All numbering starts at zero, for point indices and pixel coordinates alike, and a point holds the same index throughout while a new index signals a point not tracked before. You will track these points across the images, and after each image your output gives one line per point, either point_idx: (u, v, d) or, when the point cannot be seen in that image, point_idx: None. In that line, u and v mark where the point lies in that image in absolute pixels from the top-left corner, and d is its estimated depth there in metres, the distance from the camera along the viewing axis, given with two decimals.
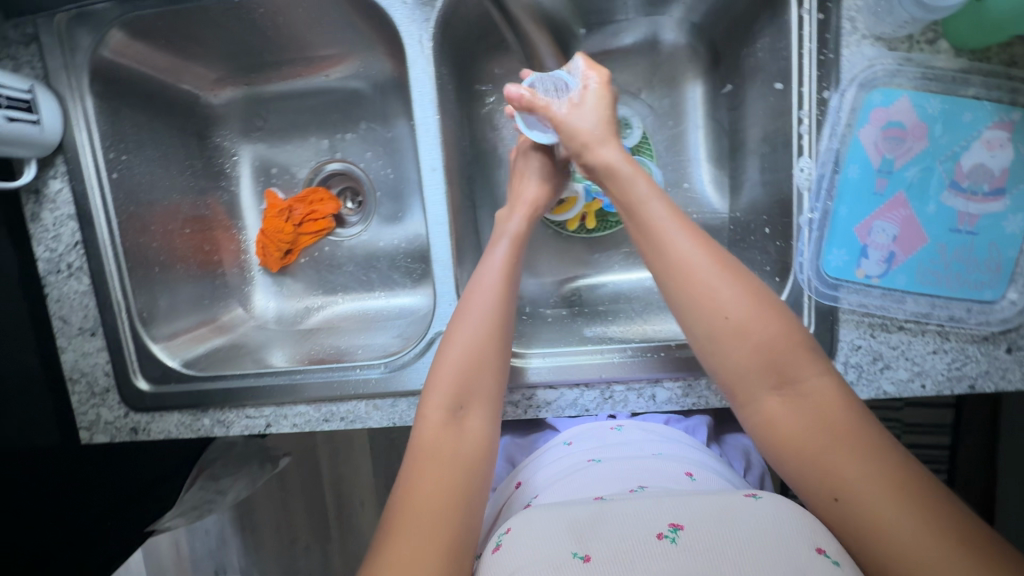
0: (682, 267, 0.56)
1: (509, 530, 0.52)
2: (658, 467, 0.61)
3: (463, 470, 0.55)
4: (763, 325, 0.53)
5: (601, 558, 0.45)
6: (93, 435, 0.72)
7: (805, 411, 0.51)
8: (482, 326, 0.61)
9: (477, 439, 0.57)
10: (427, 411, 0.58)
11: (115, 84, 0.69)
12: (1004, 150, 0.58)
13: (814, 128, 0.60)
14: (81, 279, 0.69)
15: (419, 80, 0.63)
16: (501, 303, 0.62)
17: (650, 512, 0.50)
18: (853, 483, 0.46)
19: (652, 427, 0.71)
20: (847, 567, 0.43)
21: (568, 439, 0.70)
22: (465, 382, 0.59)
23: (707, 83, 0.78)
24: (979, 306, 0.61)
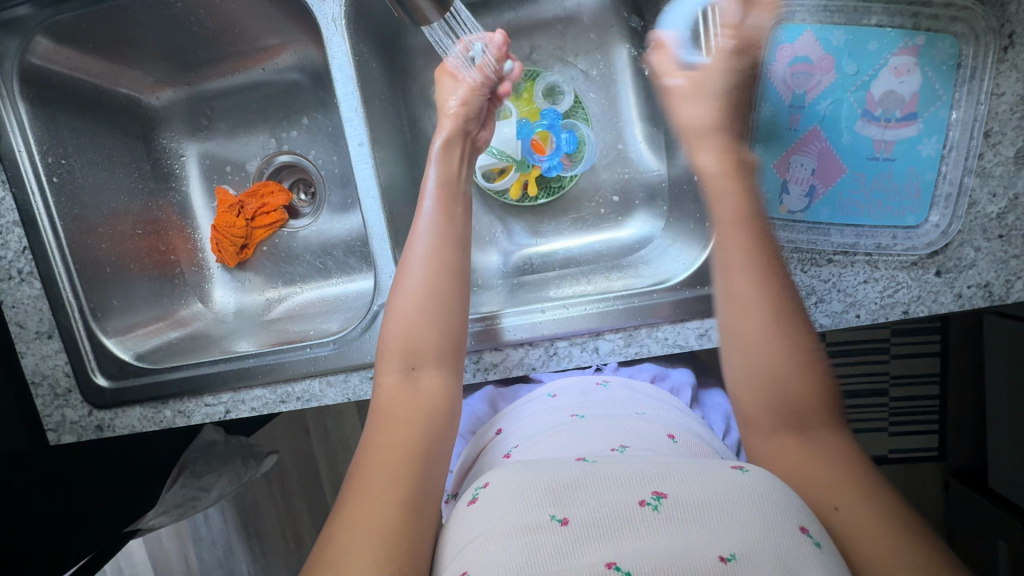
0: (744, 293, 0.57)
1: (486, 485, 0.52)
2: (642, 429, 0.62)
3: (422, 423, 0.56)
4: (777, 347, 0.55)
5: (580, 522, 0.45)
6: (61, 435, 0.74)
7: (807, 444, 0.53)
8: (421, 295, 0.61)
9: (433, 400, 0.58)
10: (382, 376, 0.60)
11: (49, 91, 0.71)
12: (912, 76, 0.59)
13: (724, 70, 0.62)
14: (32, 284, 0.71)
15: (338, 58, 0.64)
16: (440, 273, 0.61)
17: (632, 474, 0.49)
18: (848, 503, 0.48)
19: (639, 385, 0.72)
20: (827, 549, 0.44)
21: (552, 391, 0.70)
22: (412, 346, 0.60)
23: (634, 43, 0.79)
24: (904, 232, 0.62)
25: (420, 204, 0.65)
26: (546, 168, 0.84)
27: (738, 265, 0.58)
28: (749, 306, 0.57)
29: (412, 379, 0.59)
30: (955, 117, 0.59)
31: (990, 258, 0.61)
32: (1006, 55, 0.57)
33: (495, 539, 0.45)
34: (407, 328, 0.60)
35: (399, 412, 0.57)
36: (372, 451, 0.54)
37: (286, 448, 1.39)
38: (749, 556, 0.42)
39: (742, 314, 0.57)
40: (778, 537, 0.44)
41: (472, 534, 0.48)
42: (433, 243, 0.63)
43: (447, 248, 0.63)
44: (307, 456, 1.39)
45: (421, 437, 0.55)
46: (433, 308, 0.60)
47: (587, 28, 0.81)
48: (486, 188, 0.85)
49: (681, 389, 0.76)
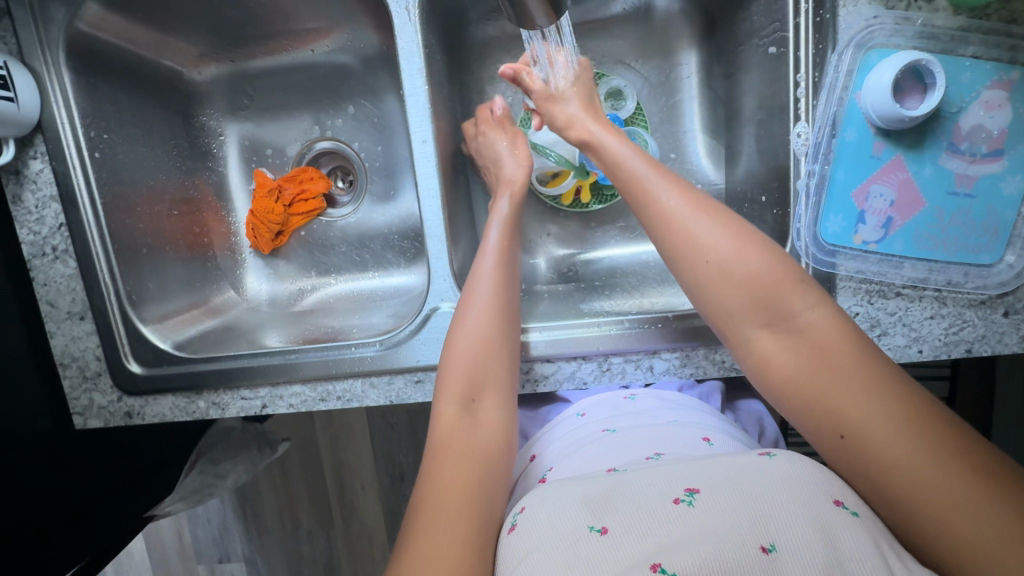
0: (689, 230, 0.54)
1: (523, 509, 0.51)
2: (674, 435, 0.60)
3: (484, 453, 0.55)
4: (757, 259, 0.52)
5: (618, 529, 0.45)
6: (87, 419, 0.72)
7: (800, 341, 0.50)
8: (485, 327, 0.60)
9: (490, 437, 0.56)
10: (439, 407, 0.58)
11: (94, 60, 0.68)
12: (1003, 111, 0.57)
13: (811, 90, 0.60)
14: (67, 262, 0.68)
15: (408, 50, 0.62)
16: (503, 312, 0.61)
17: (663, 475, 0.48)
18: (857, 420, 0.45)
19: (668, 395, 0.70)
20: (866, 517, 0.43)
21: (580, 410, 0.69)
22: (476, 374, 0.59)
23: (702, 51, 0.77)
24: (977, 270, 0.60)
25: (486, 238, 0.66)
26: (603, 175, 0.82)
27: (658, 190, 0.57)
28: (720, 226, 0.54)
29: (472, 412, 0.57)
30: None
31: None
32: None
33: (539, 557, 0.44)
34: (472, 360, 0.59)
35: (457, 447, 0.55)
36: (433, 483, 0.52)
37: (294, 434, 1.37)
38: (788, 539, 0.41)
39: (697, 252, 0.54)
40: (818, 518, 0.42)
41: (518, 560, 0.46)
42: (496, 280, 0.62)
43: (510, 287, 0.63)
44: (314, 443, 1.37)
45: (479, 475, 0.53)
46: (498, 344, 0.60)
47: (653, 32, 0.78)
48: (538, 191, 0.83)
49: (712, 395, 0.75)
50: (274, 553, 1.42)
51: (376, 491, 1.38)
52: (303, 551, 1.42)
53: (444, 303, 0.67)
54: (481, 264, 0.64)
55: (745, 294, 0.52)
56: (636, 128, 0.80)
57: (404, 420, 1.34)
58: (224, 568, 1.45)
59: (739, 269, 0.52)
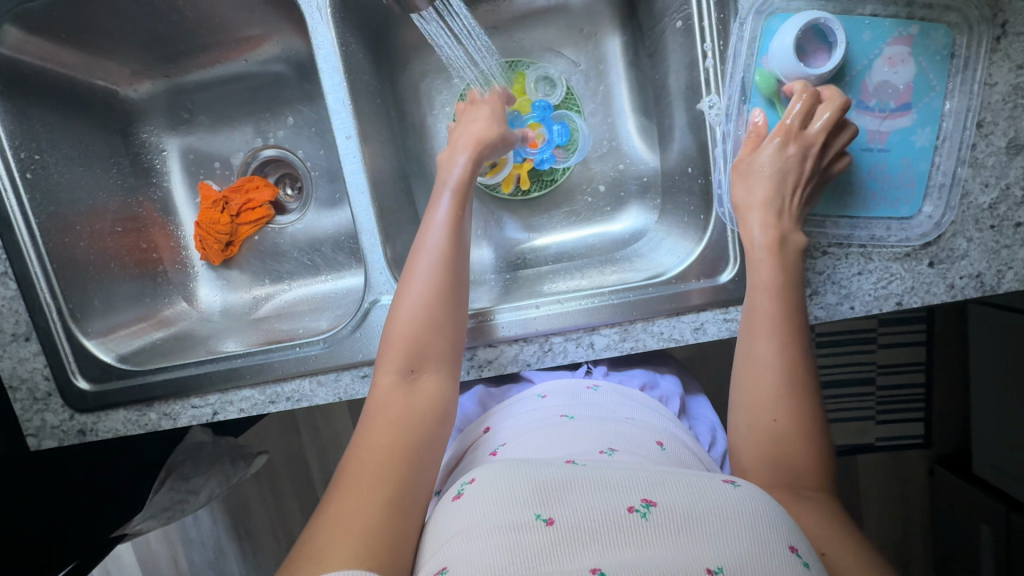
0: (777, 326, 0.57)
1: (471, 482, 0.52)
2: (631, 434, 0.62)
3: (416, 424, 0.56)
4: (781, 410, 0.55)
5: (563, 526, 0.45)
6: (42, 440, 0.73)
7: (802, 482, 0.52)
8: (428, 298, 0.61)
9: (423, 404, 0.58)
10: (379, 376, 0.59)
11: (20, 83, 0.68)
12: (906, 65, 0.59)
13: (719, 60, 0.61)
14: (7, 284, 0.68)
15: (324, 48, 0.63)
16: (448, 282, 0.62)
17: (622, 481, 0.49)
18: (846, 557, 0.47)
19: (628, 391, 0.71)
20: (814, 569, 0.44)
21: (541, 392, 0.70)
22: (419, 348, 0.60)
23: (626, 32, 0.78)
24: (898, 223, 0.62)
25: (433, 210, 0.65)
26: (539, 162, 0.82)
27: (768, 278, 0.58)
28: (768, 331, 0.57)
29: (410, 381, 0.59)
30: (949, 106, 0.59)
31: (983, 248, 0.61)
32: (999, 46, 0.57)
33: (476, 534, 0.45)
34: (415, 331, 0.60)
35: (389, 412, 0.57)
36: (361, 446, 0.54)
37: (276, 448, 1.37)
38: (735, 568, 0.42)
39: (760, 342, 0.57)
40: (767, 553, 0.43)
41: (456, 529, 0.47)
42: (442, 251, 0.63)
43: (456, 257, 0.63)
44: (295, 455, 1.37)
45: (410, 440, 0.55)
46: (435, 315, 0.61)
47: (579, 17, 0.80)
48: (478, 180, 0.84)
49: (670, 399, 0.74)
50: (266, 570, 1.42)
51: None
52: None
53: (383, 296, 0.67)
54: (426, 236, 0.64)
55: (768, 428, 0.55)
56: (568, 112, 0.82)
57: None
58: None
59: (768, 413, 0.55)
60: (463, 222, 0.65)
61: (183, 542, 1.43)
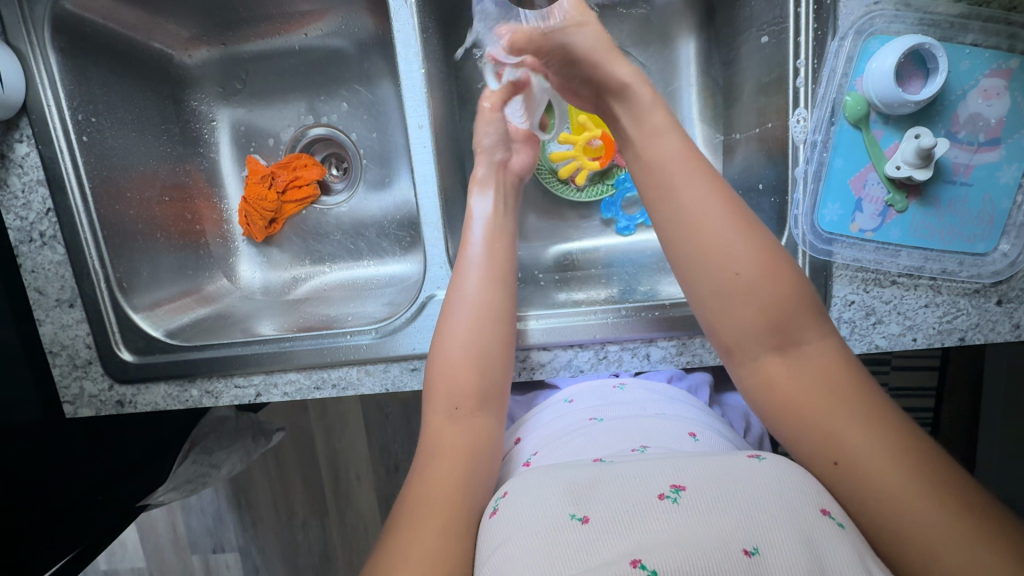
0: (721, 240, 0.53)
1: (506, 494, 0.51)
2: (662, 429, 0.60)
3: (473, 453, 0.56)
4: (769, 303, 0.52)
5: (600, 521, 0.44)
6: (77, 409, 0.71)
7: (810, 373, 0.50)
8: (467, 343, 0.60)
9: (478, 435, 0.57)
10: (430, 417, 0.59)
11: (81, 40, 0.66)
12: (1001, 100, 0.57)
13: (810, 79, 0.60)
14: (55, 248, 0.67)
15: (404, 32, 0.61)
16: (485, 315, 0.61)
17: (648, 471, 0.48)
18: (859, 453, 0.46)
19: (655, 385, 0.70)
20: (851, 530, 0.43)
21: (569, 397, 0.69)
22: (461, 385, 0.59)
23: (701, 38, 0.76)
24: (972, 259, 0.61)
25: (464, 252, 0.64)
26: (619, 226, 0.82)
27: (686, 186, 0.54)
28: (727, 236, 0.53)
29: (457, 418, 0.58)
30: None
31: None
32: None
33: (518, 542, 0.45)
34: (454, 371, 0.59)
35: (445, 447, 0.56)
36: (422, 481, 0.54)
37: (288, 424, 1.36)
38: (771, 545, 0.41)
39: (716, 249, 0.53)
40: (803, 529, 0.42)
41: (497, 543, 0.47)
42: (480, 287, 0.61)
43: (495, 285, 0.62)
44: (307, 433, 1.36)
45: (461, 466, 0.54)
46: (477, 354, 0.60)
47: (654, 18, 0.77)
48: None
49: (699, 388, 0.76)
50: (268, 543, 1.42)
51: (370, 480, 1.37)
52: (296, 540, 1.41)
53: (439, 291, 0.66)
54: (460, 282, 0.62)
55: (766, 316, 0.52)
56: None
57: (399, 410, 1.34)
58: (218, 558, 1.44)
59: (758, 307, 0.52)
60: (507, 272, 0.63)
61: (188, 510, 1.43)
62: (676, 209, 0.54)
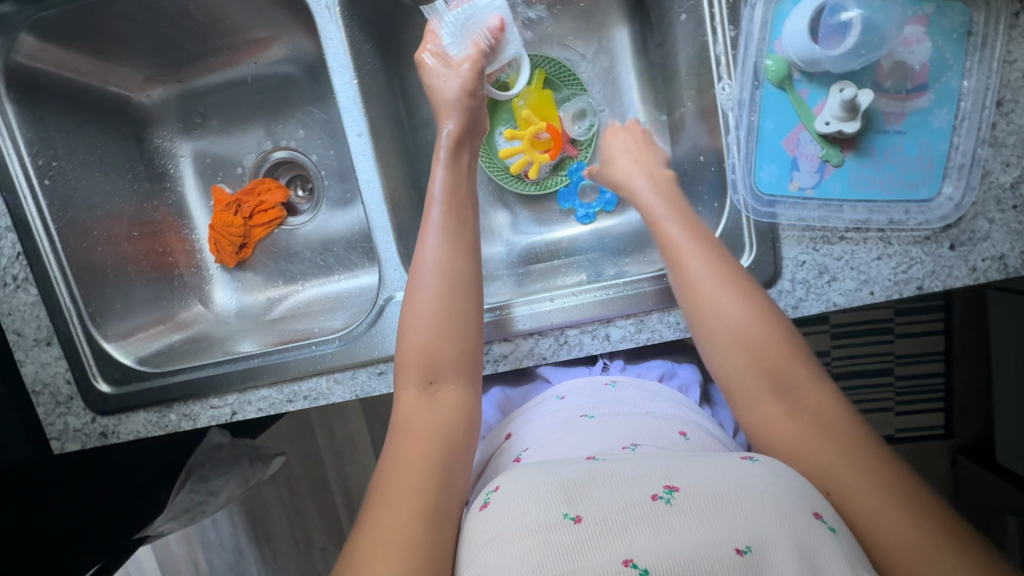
0: (733, 328, 0.57)
1: (497, 488, 0.50)
2: (653, 427, 0.60)
3: (446, 434, 0.56)
4: (789, 368, 0.56)
5: (593, 522, 0.44)
6: (65, 445, 0.72)
7: (807, 416, 0.54)
8: (435, 307, 0.60)
9: (450, 413, 0.58)
10: (401, 393, 0.59)
11: (36, 90, 0.70)
12: (922, 45, 0.58)
13: (729, 47, 0.61)
14: (28, 290, 0.69)
15: (334, 48, 0.64)
16: (449, 278, 0.61)
17: (643, 470, 0.48)
18: (848, 481, 0.49)
19: (648, 385, 0.70)
20: (842, 534, 0.43)
21: (560, 394, 0.69)
22: (433, 358, 0.59)
23: (634, 23, 0.78)
24: (917, 206, 0.60)
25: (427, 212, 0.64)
26: (580, 215, 0.82)
27: (718, 296, 0.58)
28: (748, 331, 0.57)
29: (432, 393, 0.58)
30: (967, 86, 0.58)
31: (1005, 229, 0.59)
32: (1018, 21, 0.56)
33: (507, 540, 0.44)
34: (426, 345, 0.59)
35: (416, 425, 0.56)
36: (394, 468, 0.53)
37: (292, 449, 1.37)
38: (765, 548, 0.41)
39: (727, 333, 0.57)
40: (798, 531, 0.42)
41: (484, 541, 0.46)
42: (444, 253, 0.62)
43: (457, 259, 0.62)
44: (312, 457, 1.37)
45: (443, 462, 0.54)
46: (447, 321, 0.60)
47: (585, 9, 0.79)
48: (489, 161, 0.83)
49: (690, 386, 0.74)
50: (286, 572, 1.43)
51: None
52: (313, 566, 1.41)
53: (397, 292, 0.68)
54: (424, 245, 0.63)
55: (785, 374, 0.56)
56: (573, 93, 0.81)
57: None
58: None
59: (778, 365, 0.56)
60: (465, 233, 0.64)
61: (204, 545, 1.44)
62: (699, 304, 0.59)
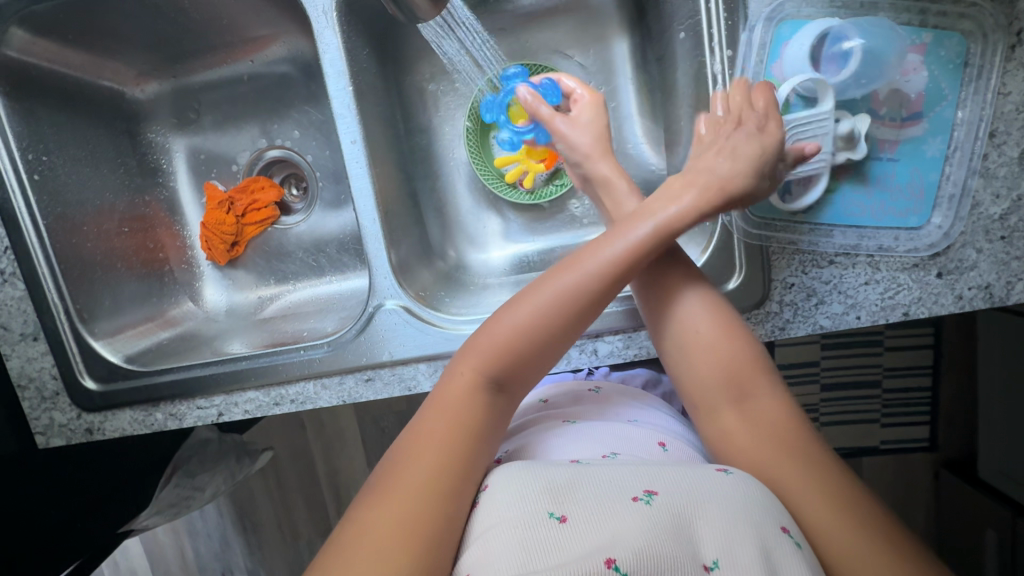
0: (691, 331, 0.58)
1: (486, 487, 0.50)
2: (633, 435, 0.60)
3: (480, 449, 0.53)
4: (753, 380, 0.56)
5: (579, 520, 0.44)
6: (49, 439, 0.72)
7: (758, 424, 0.55)
8: (533, 323, 0.56)
9: (490, 427, 0.54)
10: (455, 374, 0.56)
11: (27, 84, 0.69)
12: (919, 74, 0.58)
13: (728, 68, 0.62)
14: (15, 285, 0.69)
15: (330, 53, 0.63)
16: (581, 308, 0.56)
17: (624, 474, 0.48)
18: (794, 486, 0.50)
19: (631, 393, 0.71)
20: (806, 548, 0.45)
21: (545, 399, 0.70)
22: (512, 368, 0.56)
23: (634, 35, 0.78)
24: (906, 233, 0.61)
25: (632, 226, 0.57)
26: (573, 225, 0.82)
27: (682, 301, 0.58)
28: (709, 342, 0.57)
29: (489, 398, 0.55)
30: (961, 116, 0.58)
31: (992, 260, 0.60)
32: (1014, 54, 0.57)
33: (496, 539, 0.44)
34: (506, 349, 0.55)
35: (446, 416, 0.53)
36: (410, 454, 0.51)
37: (281, 443, 1.38)
38: (733, 557, 0.42)
39: (692, 339, 0.58)
40: (765, 540, 0.43)
41: (478, 535, 0.46)
42: (612, 264, 0.56)
43: (611, 289, 0.57)
44: (301, 452, 1.38)
45: (469, 465, 0.51)
46: (543, 331, 0.56)
47: (585, 19, 0.79)
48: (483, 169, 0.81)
49: (674, 395, 0.77)
50: (272, 564, 1.43)
51: None
52: (299, 558, 1.43)
53: (388, 301, 0.67)
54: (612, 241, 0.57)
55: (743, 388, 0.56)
56: None
57: (388, 422, 1.34)
58: None
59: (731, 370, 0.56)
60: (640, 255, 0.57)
61: (191, 534, 1.45)
62: (663, 304, 0.59)
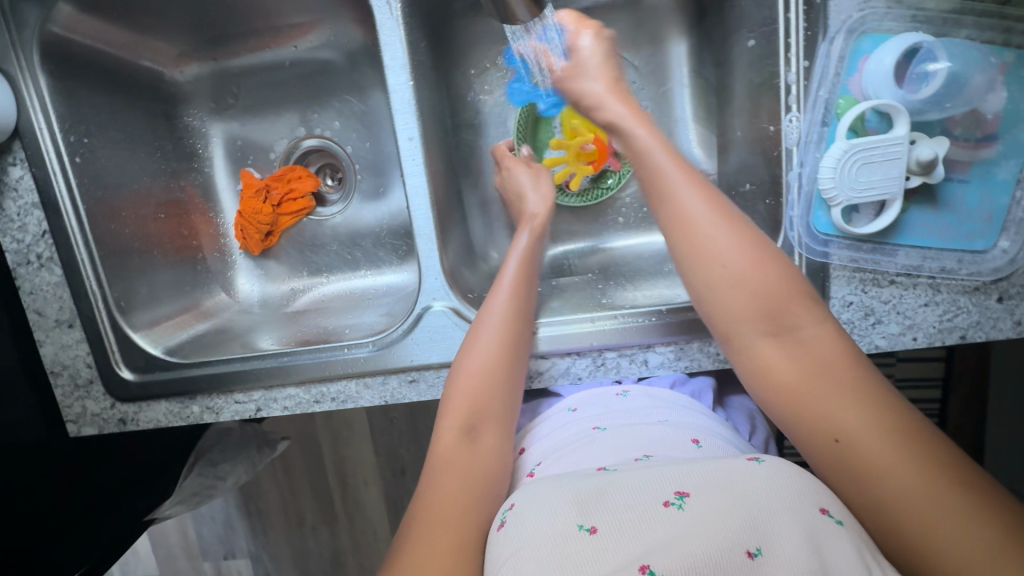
0: (724, 266, 0.54)
1: (513, 506, 0.50)
2: (666, 438, 0.58)
3: (483, 488, 0.54)
4: (798, 319, 0.52)
5: (607, 530, 0.43)
6: (81, 428, 0.71)
7: (801, 354, 0.50)
8: (494, 358, 0.60)
9: (486, 463, 0.56)
10: (441, 429, 0.58)
11: (70, 63, 0.66)
12: (999, 94, 0.57)
13: (802, 77, 0.60)
14: (52, 270, 0.67)
15: (391, 45, 0.61)
16: (508, 335, 0.62)
17: (652, 477, 0.47)
18: (856, 430, 0.46)
19: (658, 393, 0.68)
20: (851, 526, 0.42)
21: (573, 406, 0.68)
22: (483, 403, 0.59)
23: (692, 38, 0.76)
24: (971, 256, 0.60)
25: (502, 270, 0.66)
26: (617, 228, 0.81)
27: (714, 234, 0.54)
28: (748, 279, 0.53)
29: (472, 438, 0.57)
30: None
31: None
32: None
33: (526, 552, 0.43)
34: (474, 395, 0.59)
35: (452, 470, 0.55)
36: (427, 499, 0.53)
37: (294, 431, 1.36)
38: (773, 546, 0.39)
39: (721, 275, 0.54)
40: (806, 526, 0.41)
41: (503, 558, 0.44)
42: (506, 304, 0.63)
43: (522, 323, 0.63)
44: (314, 442, 1.37)
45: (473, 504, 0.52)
46: (504, 365, 0.60)
47: (643, 19, 0.77)
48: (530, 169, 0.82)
49: (703, 392, 0.73)
50: (279, 550, 1.43)
51: (378, 485, 1.38)
52: (307, 546, 1.42)
53: (435, 302, 0.66)
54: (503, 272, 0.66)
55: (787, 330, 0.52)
56: None
57: (404, 415, 1.33)
58: (230, 565, 1.45)
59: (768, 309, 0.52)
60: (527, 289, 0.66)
61: (200, 518, 1.44)
62: (691, 243, 0.55)
